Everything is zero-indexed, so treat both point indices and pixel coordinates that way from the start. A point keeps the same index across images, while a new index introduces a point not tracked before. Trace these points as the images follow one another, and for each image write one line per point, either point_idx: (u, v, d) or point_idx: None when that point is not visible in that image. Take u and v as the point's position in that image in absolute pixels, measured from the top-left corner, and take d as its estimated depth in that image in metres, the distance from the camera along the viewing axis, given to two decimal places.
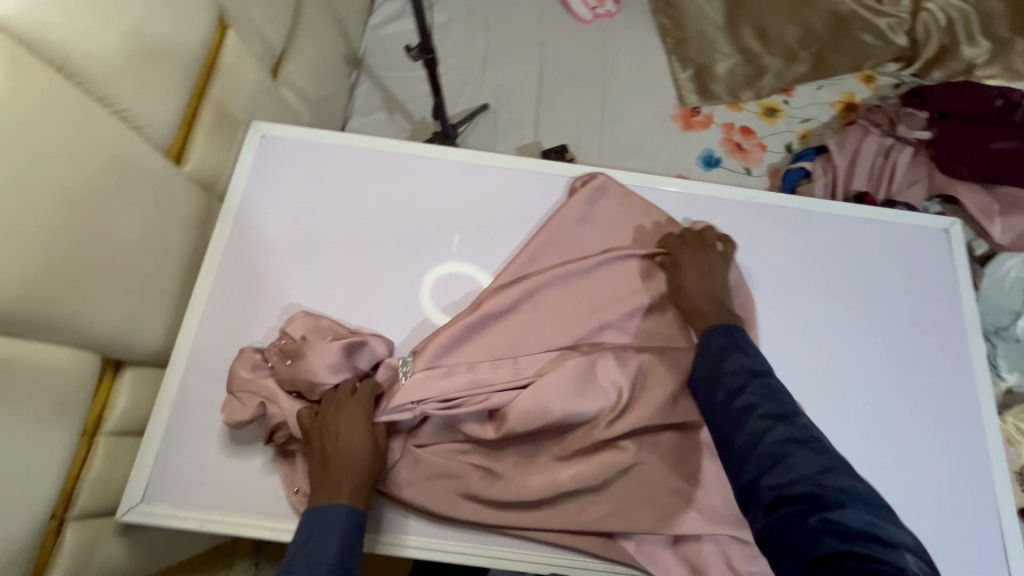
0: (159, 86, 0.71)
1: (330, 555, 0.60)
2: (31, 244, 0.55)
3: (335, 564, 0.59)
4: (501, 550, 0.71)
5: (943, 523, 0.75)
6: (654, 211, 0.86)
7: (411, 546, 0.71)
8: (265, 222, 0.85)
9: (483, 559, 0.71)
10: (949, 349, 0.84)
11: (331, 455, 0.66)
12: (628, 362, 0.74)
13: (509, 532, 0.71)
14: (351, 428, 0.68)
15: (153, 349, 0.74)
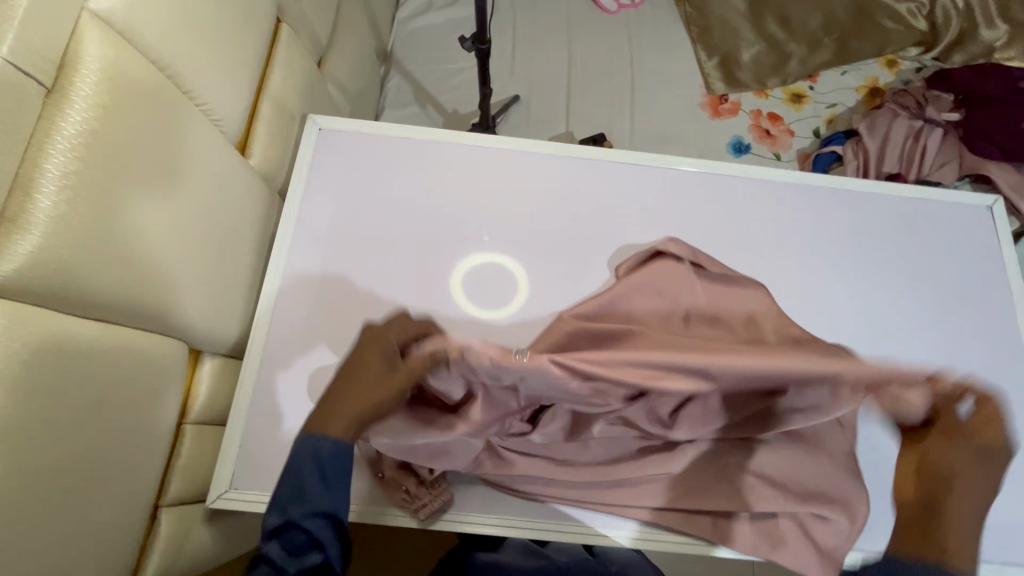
0: (234, 81, 0.72)
1: (312, 495, 0.51)
2: (140, 237, 0.57)
3: (317, 508, 0.51)
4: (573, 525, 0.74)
5: (999, 488, 0.78)
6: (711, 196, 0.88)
7: (460, 518, 0.73)
8: (329, 214, 0.86)
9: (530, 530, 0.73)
10: (997, 322, 0.86)
11: (341, 388, 0.55)
12: None
13: (582, 507, 0.74)
14: (363, 359, 0.57)
15: (230, 338, 0.75)
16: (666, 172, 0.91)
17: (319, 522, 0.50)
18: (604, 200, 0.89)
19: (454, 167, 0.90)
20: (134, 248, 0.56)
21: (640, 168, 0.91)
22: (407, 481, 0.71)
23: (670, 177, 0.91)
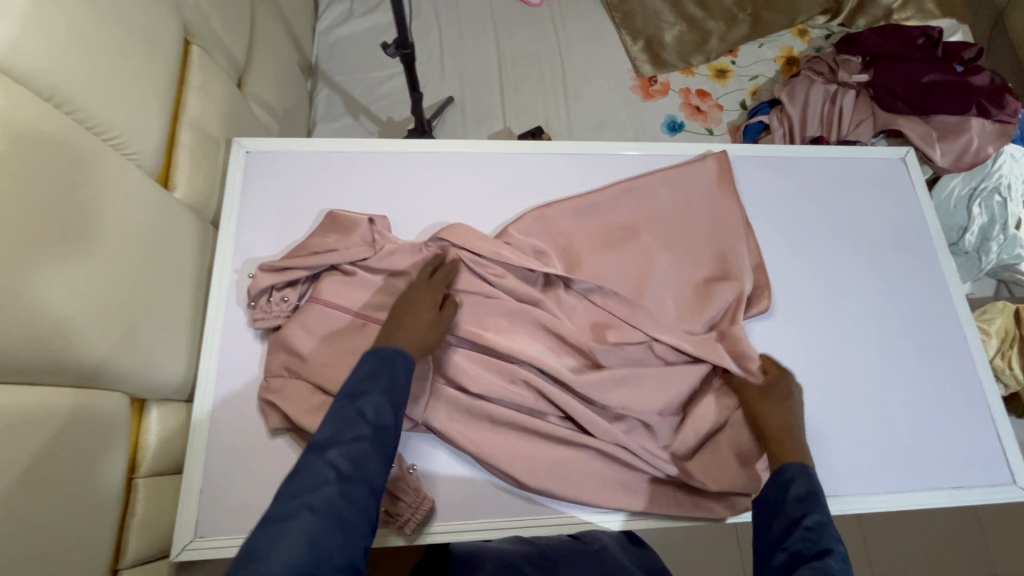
0: (145, 111, 0.69)
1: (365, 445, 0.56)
2: (54, 286, 0.53)
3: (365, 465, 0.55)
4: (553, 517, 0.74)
5: (947, 418, 0.83)
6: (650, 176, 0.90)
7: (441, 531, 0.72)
8: (270, 239, 0.83)
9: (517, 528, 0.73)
10: (924, 262, 0.92)
11: (407, 324, 0.69)
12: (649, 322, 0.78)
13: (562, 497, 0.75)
14: (422, 301, 0.72)
15: (175, 381, 0.71)
16: (604, 158, 0.92)
17: (385, 417, 0.59)
18: (548, 191, 0.89)
19: (392, 175, 0.88)
20: (50, 297, 0.52)
21: (578, 158, 0.92)
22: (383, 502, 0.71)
23: (610, 163, 0.92)
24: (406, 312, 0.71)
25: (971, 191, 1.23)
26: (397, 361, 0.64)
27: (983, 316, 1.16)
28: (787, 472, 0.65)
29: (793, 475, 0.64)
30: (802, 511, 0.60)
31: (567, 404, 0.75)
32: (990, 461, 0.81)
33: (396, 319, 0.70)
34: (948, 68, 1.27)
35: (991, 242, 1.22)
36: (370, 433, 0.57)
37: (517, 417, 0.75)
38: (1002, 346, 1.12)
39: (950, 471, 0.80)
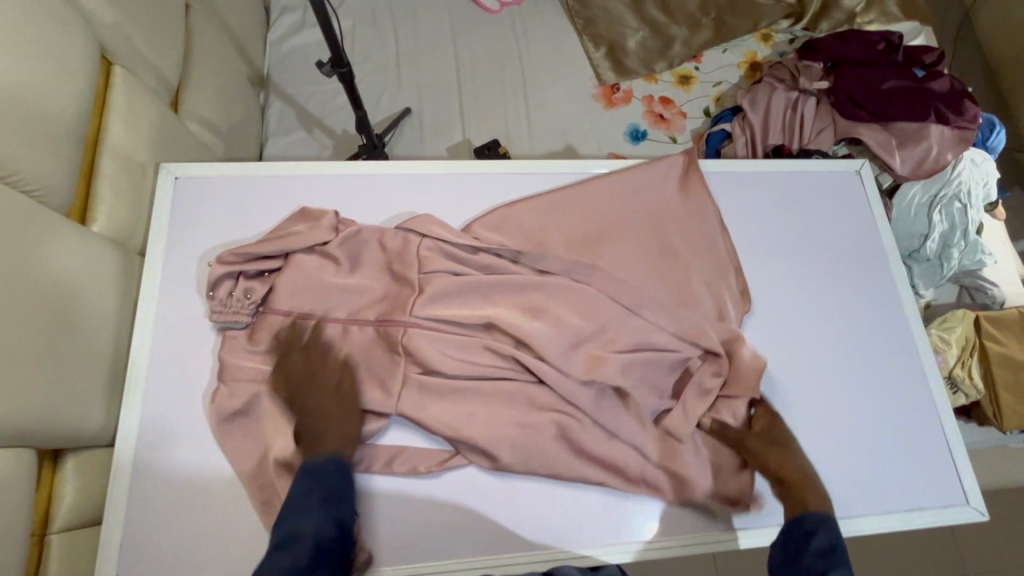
0: (52, 145, 0.65)
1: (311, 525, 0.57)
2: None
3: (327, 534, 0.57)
4: (486, 558, 0.71)
5: (900, 436, 0.81)
6: (598, 196, 0.87)
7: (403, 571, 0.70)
8: (200, 270, 0.79)
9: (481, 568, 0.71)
10: (878, 278, 0.90)
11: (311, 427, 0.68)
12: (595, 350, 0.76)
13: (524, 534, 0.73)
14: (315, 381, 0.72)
15: (95, 426, 0.67)
16: (554, 176, 0.90)
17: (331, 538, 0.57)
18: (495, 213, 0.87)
19: (332, 200, 0.84)
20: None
21: (525, 176, 0.89)
22: None
23: (560, 181, 0.90)
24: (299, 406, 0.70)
25: (931, 198, 1.22)
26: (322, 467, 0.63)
27: (943, 325, 1.15)
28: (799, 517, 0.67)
29: (805, 519, 0.66)
30: (808, 539, 0.64)
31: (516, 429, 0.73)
32: (942, 480, 0.80)
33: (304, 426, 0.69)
34: (908, 73, 1.26)
35: (953, 248, 1.21)
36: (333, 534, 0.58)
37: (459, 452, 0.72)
38: (962, 354, 1.12)
39: (902, 491, 0.79)
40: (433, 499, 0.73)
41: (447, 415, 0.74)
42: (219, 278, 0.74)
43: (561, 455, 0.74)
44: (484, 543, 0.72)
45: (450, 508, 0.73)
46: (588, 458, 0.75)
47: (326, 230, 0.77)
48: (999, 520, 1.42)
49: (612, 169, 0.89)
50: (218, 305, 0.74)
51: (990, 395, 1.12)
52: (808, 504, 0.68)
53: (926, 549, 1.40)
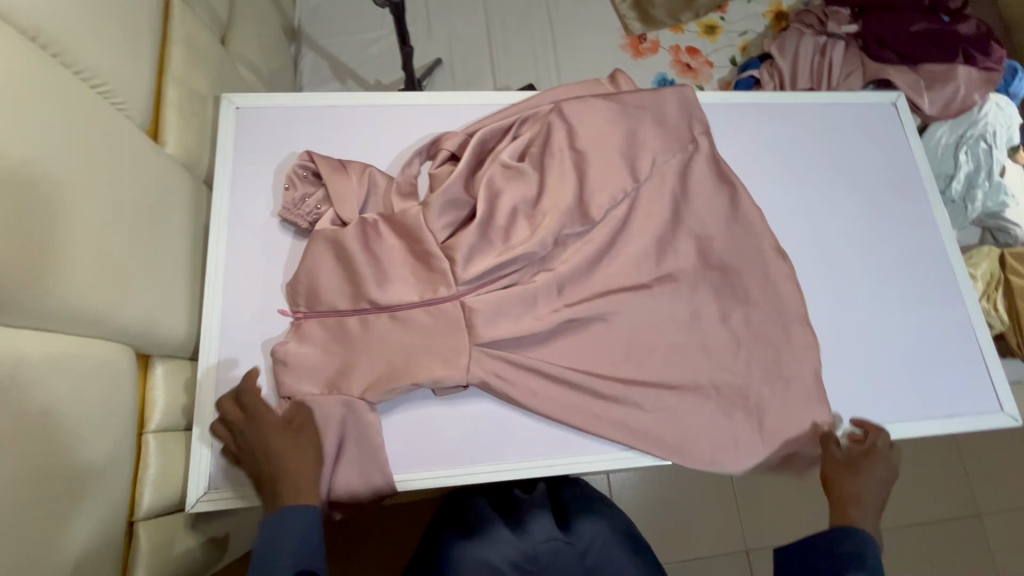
0: (130, 60, 0.66)
1: (286, 556, 0.58)
2: (34, 227, 0.51)
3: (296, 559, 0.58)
4: (536, 463, 0.75)
5: (935, 350, 0.86)
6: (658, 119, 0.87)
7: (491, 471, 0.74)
8: (262, 193, 0.80)
9: (566, 467, 0.76)
10: (913, 204, 0.93)
11: (276, 472, 0.63)
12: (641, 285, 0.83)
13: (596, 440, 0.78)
14: (275, 451, 0.64)
15: (178, 339, 0.70)
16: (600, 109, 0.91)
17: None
18: None
19: (387, 128, 0.86)
20: (28, 238, 0.50)
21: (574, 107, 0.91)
22: (303, 190, 0.77)
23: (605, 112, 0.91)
24: (263, 456, 0.64)
25: (958, 139, 1.24)
26: (287, 524, 0.60)
27: (969, 261, 1.18)
28: (843, 531, 0.69)
29: (850, 535, 0.68)
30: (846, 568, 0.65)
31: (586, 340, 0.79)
32: (978, 392, 0.84)
33: (259, 463, 0.64)
34: (935, 18, 1.28)
35: (977, 190, 1.24)
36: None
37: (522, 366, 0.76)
38: (987, 288, 1.15)
39: (937, 401, 0.84)
40: (490, 406, 0.77)
41: (517, 327, 0.76)
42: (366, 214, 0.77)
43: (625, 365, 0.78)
44: (521, 451, 0.76)
45: (496, 424, 0.76)
46: (641, 370, 0.79)
47: (356, 174, 0.78)
48: (1008, 456, 1.48)
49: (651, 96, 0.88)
50: (291, 203, 0.77)
51: (1014, 327, 1.15)
52: (851, 520, 0.71)
53: (942, 484, 1.46)
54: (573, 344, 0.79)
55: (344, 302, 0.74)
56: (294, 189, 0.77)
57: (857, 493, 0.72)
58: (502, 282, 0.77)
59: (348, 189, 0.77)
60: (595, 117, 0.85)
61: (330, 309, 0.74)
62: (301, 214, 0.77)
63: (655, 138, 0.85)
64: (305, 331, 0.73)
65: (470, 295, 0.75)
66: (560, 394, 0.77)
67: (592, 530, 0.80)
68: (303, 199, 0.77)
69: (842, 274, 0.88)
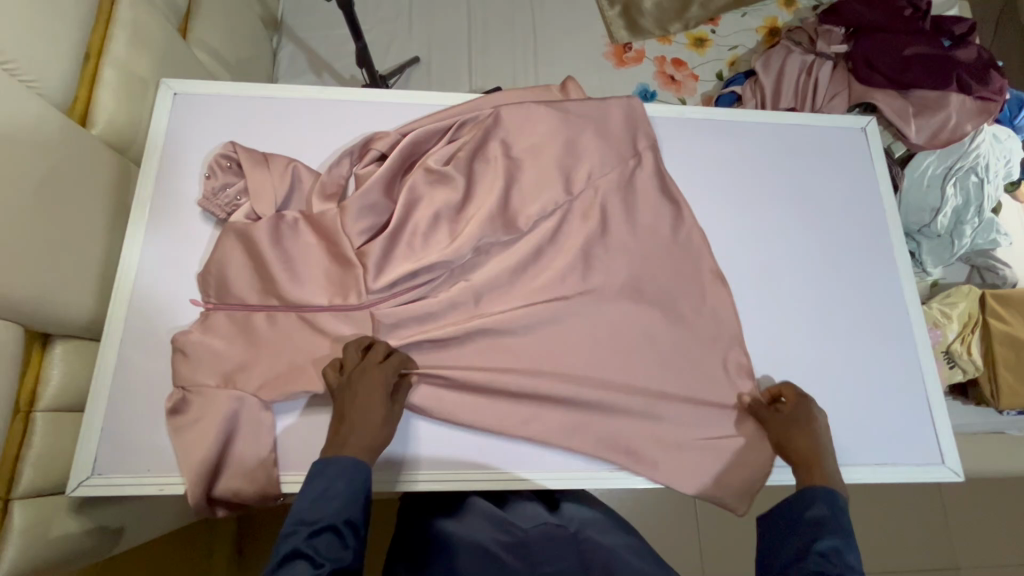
0: (49, 40, 0.67)
1: (340, 499, 0.57)
2: None
3: (343, 509, 0.57)
4: (463, 471, 0.73)
5: (881, 393, 0.82)
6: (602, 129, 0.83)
7: (417, 478, 0.72)
8: (189, 180, 0.80)
9: (490, 479, 0.73)
10: (872, 239, 0.89)
11: (348, 417, 0.64)
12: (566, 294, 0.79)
13: (523, 454, 0.75)
14: (367, 395, 0.65)
15: (81, 319, 0.70)
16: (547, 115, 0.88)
17: (346, 553, 0.55)
18: None
19: (323, 122, 0.85)
20: None
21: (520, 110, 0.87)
22: (220, 179, 0.77)
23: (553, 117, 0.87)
24: (347, 402, 0.65)
25: (946, 170, 1.17)
26: (335, 469, 0.59)
27: (946, 300, 1.12)
28: (809, 495, 0.64)
29: (816, 499, 0.63)
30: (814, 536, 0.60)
31: (503, 352, 0.76)
32: (920, 439, 0.80)
33: (340, 408, 0.64)
34: (932, 41, 1.21)
35: (965, 226, 1.17)
36: (325, 566, 0.53)
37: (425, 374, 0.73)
38: (963, 330, 1.08)
39: (875, 447, 0.79)
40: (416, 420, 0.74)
41: (428, 333, 0.74)
42: (285, 211, 0.76)
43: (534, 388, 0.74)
44: (428, 463, 0.73)
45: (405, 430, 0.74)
46: (557, 391, 0.75)
47: (277, 171, 0.77)
48: (989, 509, 1.40)
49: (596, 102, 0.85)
50: (210, 192, 0.76)
51: (988, 373, 1.09)
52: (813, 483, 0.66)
53: (914, 531, 1.38)
54: (491, 354, 0.76)
55: (252, 296, 0.73)
56: (214, 176, 0.77)
57: (813, 452, 0.69)
58: (414, 292, 0.74)
59: (266, 187, 0.76)
60: (534, 123, 0.82)
61: (237, 304, 0.73)
62: (215, 203, 0.76)
63: (598, 150, 0.82)
64: (213, 321, 0.73)
65: (384, 304, 0.73)
66: (466, 411, 0.73)
67: (584, 515, 0.77)
68: (220, 190, 0.76)
69: (785, 304, 0.84)
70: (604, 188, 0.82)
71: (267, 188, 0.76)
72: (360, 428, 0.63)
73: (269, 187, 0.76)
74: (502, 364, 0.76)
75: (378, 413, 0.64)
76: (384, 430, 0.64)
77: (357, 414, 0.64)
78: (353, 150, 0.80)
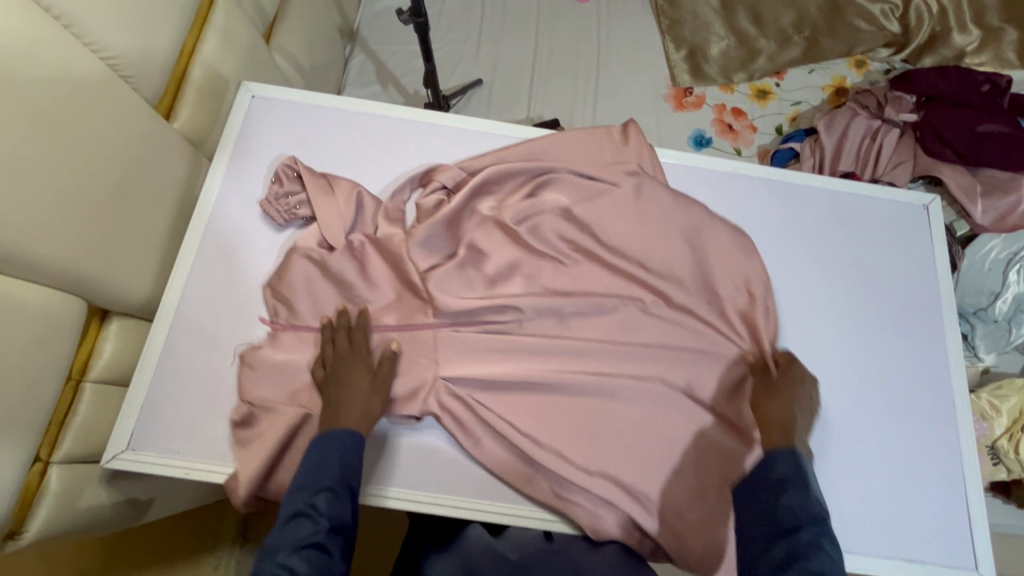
0: (150, 36, 0.72)
1: (336, 465, 0.62)
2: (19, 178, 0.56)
3: (341, 474, 0.61)
4: (450, 499, 0.71)
5: (916, 484, 0.78)
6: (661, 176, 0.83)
7: (392, 496, 0.70)
8: (254, 182, 0.84)
9: (474, 512, 0.70)
10: (922, 323, 0.86)
11: (336, 396, 0.68)
12: (603, 336, 0.77)
13: (536, 503, 0.71)
14: (351, 372, 0.69)
15: (138, 300, 0.75)
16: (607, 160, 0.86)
17: (345, 515, 0.59)
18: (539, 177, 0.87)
19: (386, 139, 0.88)
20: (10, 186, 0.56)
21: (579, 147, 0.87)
22: (280, 185, 0.81)
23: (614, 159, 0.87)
24: (334, 383, 0.69)
25: (1011, 255, 1.12)
26: (333, 444, 0.63)
27: (997, 391, 1.06)
28: (775, 456, 0.66)
29: (780, 458, 0.65)
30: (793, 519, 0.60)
31: (565, 394, 0.74)
32: (953, 540, 0.76)
33: (328, 391, 0.68)
34: (1010, 119, 1.17)
35: None
36: (326, 525, 0.57)
37: (483, 403, 0.72)
38: (1012, 427, 1.03)
39: (903, 541, 0.75)
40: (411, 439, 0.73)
41: (458, 358, 0.74)
42: (352, 234, 0.78)
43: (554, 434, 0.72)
44: (410, 481, 0.71)
45: (377, 452, 0.72)
46: (584, 444, 0.72)
47: (343, 194, 0.79)
48: None
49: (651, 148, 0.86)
50: (273, 196, 0.80)
51: None
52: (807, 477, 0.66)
53: None
54: (549, 394, 0.74)
55: (310, 313, 0.75)
56: (276, 184, 0.81)
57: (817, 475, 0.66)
58: (482, 326, 0.76)
59: (333, 212, 0.79)
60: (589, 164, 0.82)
61: (297, 321, 0.75)
62: (272, 208, 0.80)
63: (653, 196, 0.81)
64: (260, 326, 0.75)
65: (447, 329, 0.75)
66: (505, 449, 0.72)
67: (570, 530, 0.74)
68: (278, 201, 0.80)
69: (828, 377, 0.81)
70: (654, 234, 0.80)
71: (336, 212, 0.79)
72: (347, 403, 0.67)
73: (339, 204, 0.79)
74: (563, 403, 0.74)
75: (368, 385, 0.69)
76: (374, 402, 0.68)
77: (345, 391, 0.68)
78: (421, 178, 0.84)
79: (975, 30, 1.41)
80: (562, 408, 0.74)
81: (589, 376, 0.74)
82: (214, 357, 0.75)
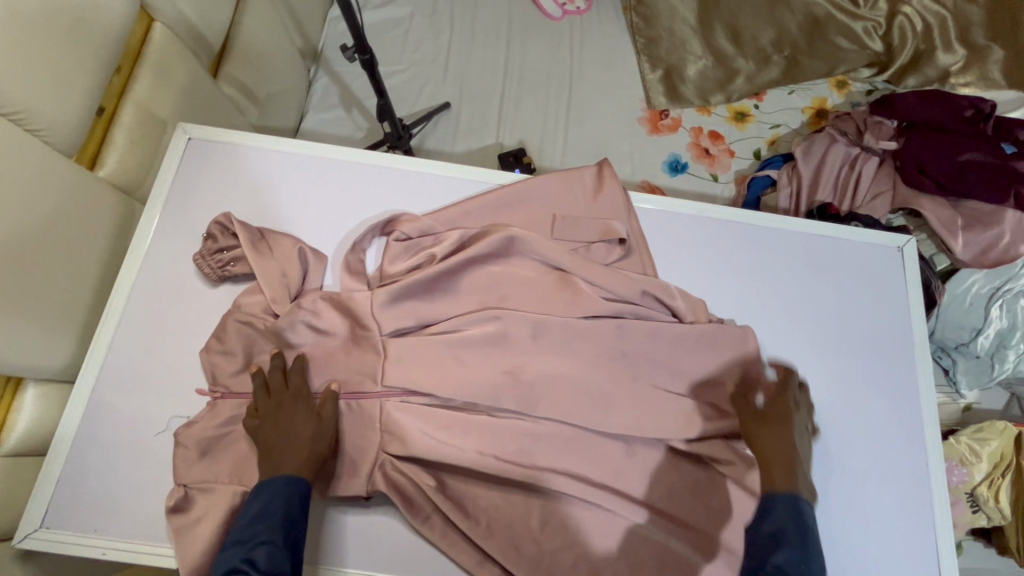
0: (65, 84, 0.67)
1: (277, 515, 0.58)
2: None
3: (281, 523, 0.57)
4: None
5: (888, 550, 0.74)
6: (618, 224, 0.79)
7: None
8: (187, 232, 0.79)
9: None
10: (897, 374, 0.82)
11: (274, 444, 0.63)
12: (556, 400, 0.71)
13: None
14: (290, 418, 0.65)
15: (57, 364, 0.70)
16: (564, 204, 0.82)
17: (284, 565, 0.55)
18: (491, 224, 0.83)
19: (331, 183, 0.83)
20: None
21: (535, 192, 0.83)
22: (216, 240, 0.76)
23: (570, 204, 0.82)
24: (271, 429, 0.64)
25: (993, 290, 1.09)
26: (271, 490, 0.60)
27: (977, 434, 1.02)
28: None
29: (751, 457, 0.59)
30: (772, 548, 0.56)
31: (516, 472, 0.67)
32: None
33: (264, 438, 0.64)
34: (994, 147, 1.11)
35: (1009, 349, 1.08)
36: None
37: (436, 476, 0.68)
38: (992, 472, 0.99)
39: None
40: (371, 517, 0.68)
41: (395, 427, 0.68)
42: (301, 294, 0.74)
43: (502, 510, 0.67)
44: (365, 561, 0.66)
45: (322, 531, 0.67)
46: (532, 522, 0.67)
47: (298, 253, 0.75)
48: None
49: (609, 192, 0.82)
50: (208, 252, 0.75)
51: (1015, 523, 0.99)
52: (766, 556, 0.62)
53: None
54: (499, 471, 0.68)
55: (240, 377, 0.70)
56: (209, 240, 0.76)
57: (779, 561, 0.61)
58: (428, 397, 0.70)
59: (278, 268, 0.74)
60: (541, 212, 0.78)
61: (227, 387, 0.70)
62: (209, 264, 0.75)
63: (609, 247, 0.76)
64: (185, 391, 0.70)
65: (397, 399, 0.70)
66: (453, 529, 0.67)
67: None
68: (218, 256, 0.75)
69: None
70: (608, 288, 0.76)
71: (286, 265, 0.74)
72: (289, 451, 0.63)
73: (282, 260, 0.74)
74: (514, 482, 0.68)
75: (309, 427, 0.65)
76: (319, 447, 0.64)
77: (285, 435, 0.64)
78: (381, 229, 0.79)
79: (960, 49, 1.36)
80: (511, 485, 0.68)
81: (539, 444, 0.69)
82: (137, 424, 0.71)
